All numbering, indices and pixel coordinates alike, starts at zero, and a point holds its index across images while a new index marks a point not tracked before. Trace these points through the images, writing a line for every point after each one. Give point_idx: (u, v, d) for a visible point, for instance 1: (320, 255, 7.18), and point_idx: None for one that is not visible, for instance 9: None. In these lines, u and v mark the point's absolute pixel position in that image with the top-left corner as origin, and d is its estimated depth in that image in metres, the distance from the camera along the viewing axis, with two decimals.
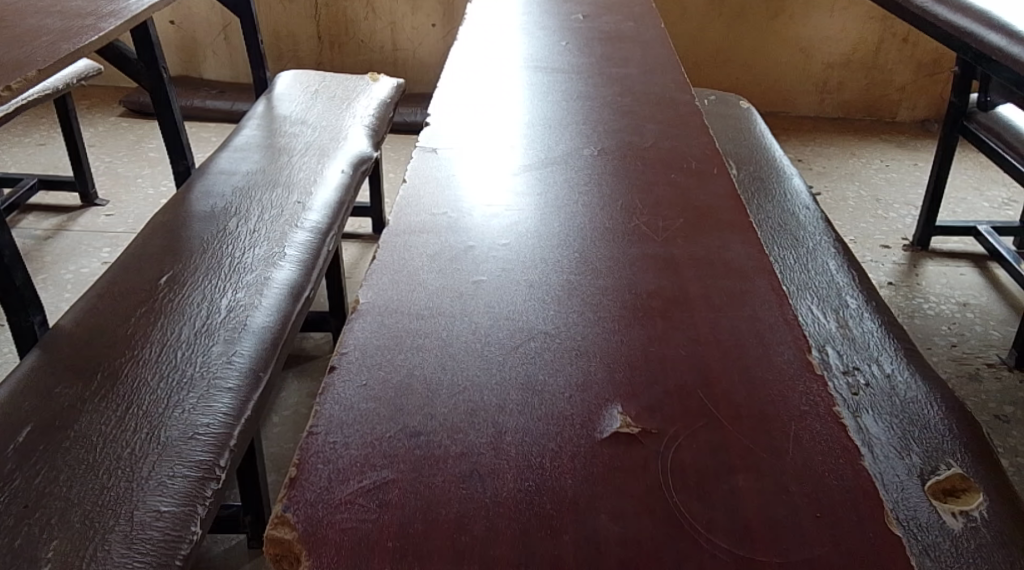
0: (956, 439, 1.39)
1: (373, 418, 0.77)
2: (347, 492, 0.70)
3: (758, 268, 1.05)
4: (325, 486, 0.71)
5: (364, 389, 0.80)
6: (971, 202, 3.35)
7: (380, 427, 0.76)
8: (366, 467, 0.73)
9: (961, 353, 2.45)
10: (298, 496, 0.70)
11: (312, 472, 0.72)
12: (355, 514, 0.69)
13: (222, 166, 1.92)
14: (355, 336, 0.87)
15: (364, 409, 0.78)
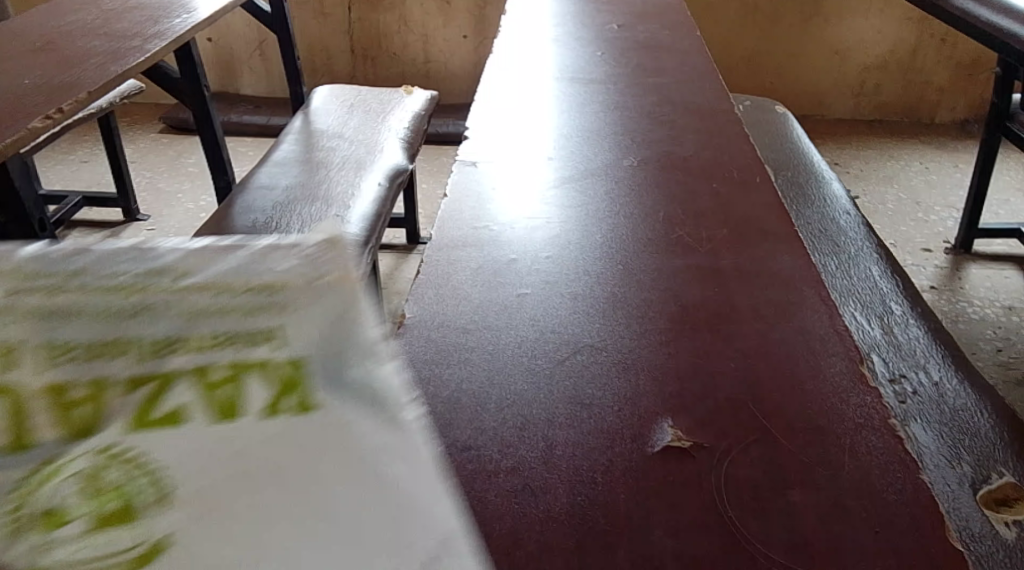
0: (1007, 447, 1.37)
1: None
2: None
3: (805, 277, 1.04)
4: None
5: None
6: (1015, 203, 3.29)
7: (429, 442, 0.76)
8: None
9: (1007, 358, 2.40)
10: None
11: None
12: None
13: (262, 181, 1.94)
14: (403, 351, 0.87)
15: None
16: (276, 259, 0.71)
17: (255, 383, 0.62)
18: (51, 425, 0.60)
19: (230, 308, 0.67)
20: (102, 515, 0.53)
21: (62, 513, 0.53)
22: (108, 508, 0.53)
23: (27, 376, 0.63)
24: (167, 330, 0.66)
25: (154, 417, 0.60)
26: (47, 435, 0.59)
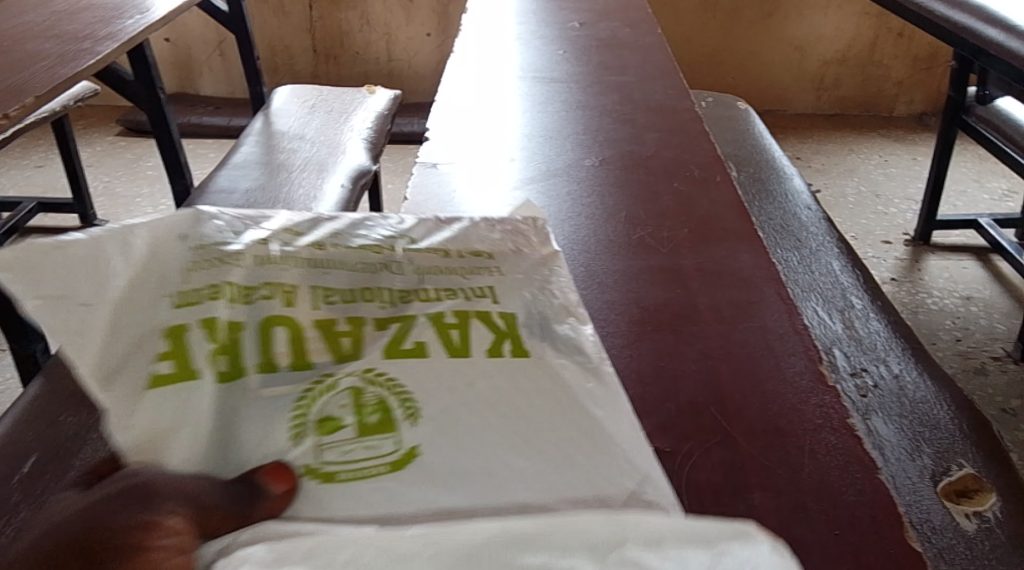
0: (967, 439, 1.39)
1: None
2: None
3: (765, 276, 1.04)
4: None
5: None
6: (971, 194, 3.35)
7: None
8: None
9: (965, 347, 2.44)
10: None
11: None
12: None
13: (221, 184, 1.92)
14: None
15: None
16: (473, 248, 0.72)
17: (480, 327, 0.62)
18: (325, 350, 0.57)
19: (451, 272, 0.69)
20: (375, 425, 0.54)
21: (343, 421, 0.53)
22: (378, 418, 0.54)
23: (302, 305, 0.59)
24: (404, 285, 0.66)
25: (403, 348, 0.58)
26: (322, 358, 0.57)
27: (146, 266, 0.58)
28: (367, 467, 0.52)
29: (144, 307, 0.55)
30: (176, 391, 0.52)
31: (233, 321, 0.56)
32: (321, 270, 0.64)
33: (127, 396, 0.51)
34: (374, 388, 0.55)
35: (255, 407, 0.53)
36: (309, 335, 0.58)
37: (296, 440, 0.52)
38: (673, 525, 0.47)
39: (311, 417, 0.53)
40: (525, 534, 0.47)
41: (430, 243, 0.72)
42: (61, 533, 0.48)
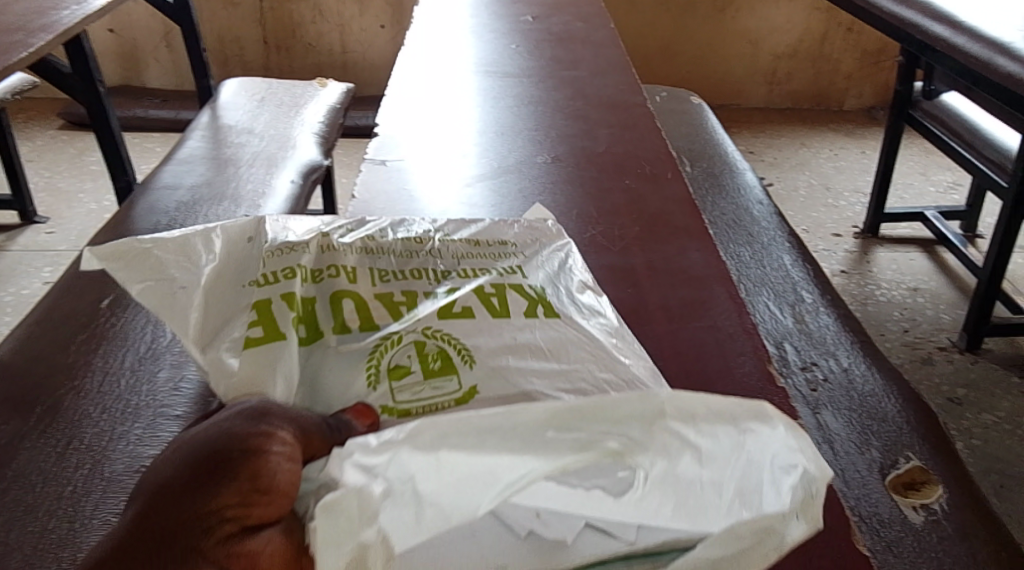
0: (914, 432, 1.40)
1: None
2: None
3: (716, 275, 1.04)
4: None
5: None
6: (918, 187, 3.41)
7: None
8: None
9: (913, 337, 2.49)
10: None
11: None
12: None
13: (166, 180, 1.86)
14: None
15: None
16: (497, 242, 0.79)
17: (516, 296, 0.70)
18: (383, 314, 0.67)
19: (480, 256, 0.76)
20: (437, 366, 0.62)
21: (410, 367, 0.61)
22: (440, 363, 0.62)
23: (357, 284, 0.69)
24: (445, 266, 0.74)
25: (450, 308, 0.66)
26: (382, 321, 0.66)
27: (229, 261, 0.69)
28: (433, 397, 0.60)
29: (231, 296, 0.66)
30: (266, 350, 0.61)
31: (306, 296, 0.67)
32: (375, 257, 0.73)
33: (229, 360, 0.61)
34: (424, 334, 0.64)
35: (335, 359, 0.63)
36: (371, 303, 0.67)
37: (372, 381, 0.61)
38: (711, 406, 0.53)
39: (382, 361, 0.62)
40: (588, 407, 0.51)
41: (462, 235, 0.80)
42: (177, 461, 0.53)
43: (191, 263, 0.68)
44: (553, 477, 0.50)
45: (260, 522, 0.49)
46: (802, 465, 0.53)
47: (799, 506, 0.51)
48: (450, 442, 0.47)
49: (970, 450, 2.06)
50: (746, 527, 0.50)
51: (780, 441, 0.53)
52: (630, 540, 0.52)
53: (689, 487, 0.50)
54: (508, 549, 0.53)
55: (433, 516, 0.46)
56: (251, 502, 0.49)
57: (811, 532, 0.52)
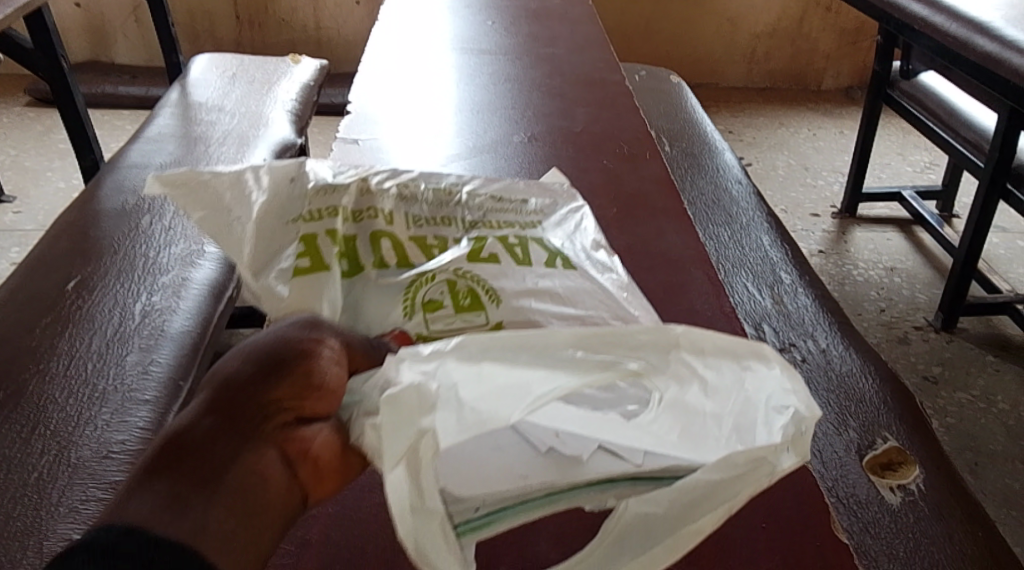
0: (891, 412, 1.39)
1: None
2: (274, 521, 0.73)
3: (695, 257, 1.02)
4: None
5: None
6: (895, 167, 3.42)
7: None
8: None
9: (889, 317, 2.49)
10: None
11: None
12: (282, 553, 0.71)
13: (134, 158, 1.82)
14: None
15: None
16: (527, 192, 0.81)
17: (537, 247, 0.72)
18: (419, 256, 0.71)
19: (507, 209, 0.78)
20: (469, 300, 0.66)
21: (442, 302, 0.66)
22: (470, 301, 0.66)
23: (395, 227, 0.73)
24: (473, 216, 0.76)
25: (481, 254, 0.70)
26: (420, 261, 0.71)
27: (275, 200, 0.71)
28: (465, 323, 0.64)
29: (278, 233, 0.69)
30: (313, 278, 0.66)
31: (348, 234, 0.70)
32: (410, 201, 0.76)
33: (276, 286, 0.66)
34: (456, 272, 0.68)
35: (374, 290, 0.68)
36: (407, 244, 0.72)
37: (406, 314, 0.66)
38: (721, 340, 0.56)
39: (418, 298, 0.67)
40: (607, 332, 0.53)
41: (489, 187, 0.80)
42: (240, 358, 0.55)
43: (239, 194, 0.71)
44: (571, 400, 0.55)
45: (315, 413, 0.55)
46: (796, 406, 0.55)
47: (789, 442, 0.53)
48: (490, 354, 0.50)
49: (945, 429, 2.07)
50: (742, 454, 0.52)
51: (775, 380, 0.56)
52: (638, 463, 0.55)
53: (696, 412, 0.54)
54: (528, 462, 0.56)
55: (474, 421, 0.47)
56: (306, 395, 0.54)
57: (798, 465, 0.54)
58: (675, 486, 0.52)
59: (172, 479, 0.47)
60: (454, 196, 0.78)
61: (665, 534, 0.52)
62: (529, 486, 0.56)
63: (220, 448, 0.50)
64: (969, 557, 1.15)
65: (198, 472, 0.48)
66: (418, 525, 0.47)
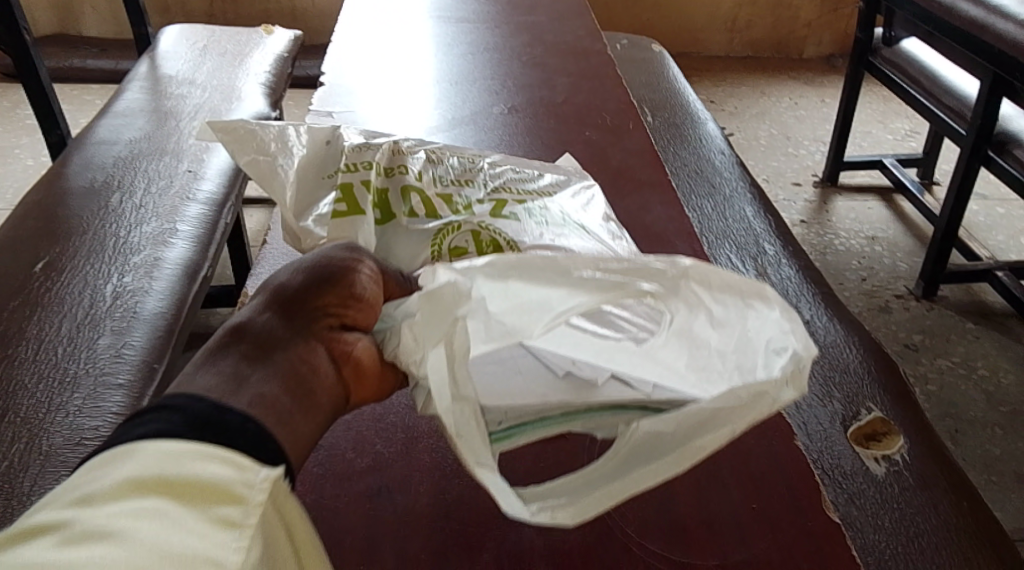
0: (874, 382, 1.38)
1: None
2: None
3: (679, 231, 1.01)
4: None
5: None
6: (876, 135, 3.40)
7: None
8: None
9: (870, 286, 2.49)
10: None
11: None
12: None
13: (102, 134, 1.77)
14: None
15: None
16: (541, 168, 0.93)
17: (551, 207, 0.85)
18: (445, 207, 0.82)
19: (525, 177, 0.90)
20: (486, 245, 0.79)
21: (467, 249, 0.79)
22: (493, 250, 0.79)
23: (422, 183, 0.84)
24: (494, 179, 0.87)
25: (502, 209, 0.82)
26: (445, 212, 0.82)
27: (310, 157, 0.84)
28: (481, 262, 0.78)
29: (314, 188, 0.82)
30: (350, 220, 0.78)
31: (380, 186, 0.82)
32: (437, 163, 0.87)
33: (317, 228, 0.78)
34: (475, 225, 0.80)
35: (406, 235, 0.80)
36: (434, 198, 0.83)
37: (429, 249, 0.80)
38: (729, 279, 0.65)
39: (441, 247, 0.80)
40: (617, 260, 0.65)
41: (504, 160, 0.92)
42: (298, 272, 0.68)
43: (283, 145, 0.83)
44: (579, 327, 0.69)
45: (355, 323, 0.67)
46: (795, 347, 0.63)
47: (788, 378, 0.62)
48: (515, 272, 0.63)
49: (926, 397, 2.07)
50: (746, 389, 0.61)
51: (776, 323, 0.64)
52: (647, 392, 0.68)
53: (701, 342, 0.65)
54: (550, 384, 0.71)
55: (498, 330, 0.61)
56: (348, 306, 0.67)
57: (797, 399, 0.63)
58: (682, 411, 0.61)
59: (240, 354, 0.59)
60: (478, 165, 0.89)
61: (670, 449, 0.61)
62: (548, 403, 0.70)
63: (279, 340, 0.62)
64: (953, 527, 1.14)
65: (261, 352, 0.60)
66: (456, 411, 0.59)
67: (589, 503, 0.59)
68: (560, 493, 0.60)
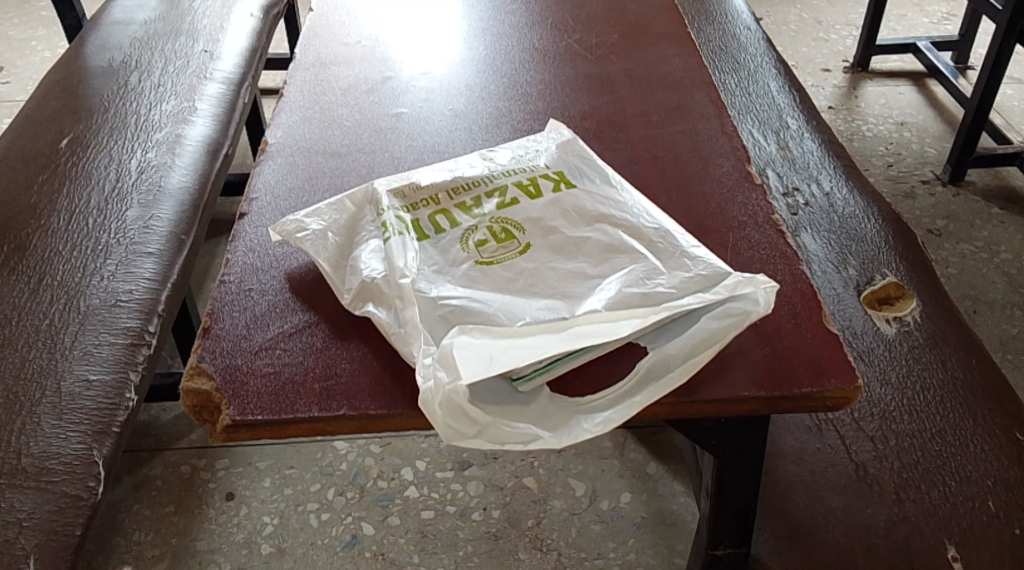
0: (892, 249, 1.35)
1: (301, 193, 0.81)
2: (281, 273, 0.72)
3: (696, 80, 1.00)
4: (261, 268, 0.72)
5: (290, 175, 0.83)
6: (911, 18, 3.29)
7: (306, 199, 0.80)
8: (295, 250, 0.74)
9: (896, 172, 2.45)
10: (217, 329, 0.67)
11: (245, 251, 0.74)
12: (282, 326, 0.67)
13: (116, 15, 1.77)
14: (214, 345, 0.65)
15: (293, 187, 0.82)
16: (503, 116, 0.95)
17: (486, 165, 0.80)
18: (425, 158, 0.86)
19: (477, 139, 0.89)
20: (506, 201, 0.71)
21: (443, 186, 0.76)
22: None
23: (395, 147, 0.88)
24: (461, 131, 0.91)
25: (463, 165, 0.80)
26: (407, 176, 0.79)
27: (286, 178, 0.83)
28: (504, 255, 0.67)
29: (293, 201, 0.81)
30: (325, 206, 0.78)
31: (353, 182, 0.82)
32: (410, 138, 0.89)
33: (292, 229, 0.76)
34: (512, 176, 0.74)
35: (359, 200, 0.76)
36: (404, 161, 0.86)
37: (412, 209, 0.71)
38: (658, 237, 0.68)
39: (432, 207, 0.71)
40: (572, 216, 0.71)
41: (492, 92, 0.98)
42: None
43: (256, 191, 0.81)
44: (541, 267, 0.66)
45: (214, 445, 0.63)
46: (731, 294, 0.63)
47: (726, 300, 0.63)
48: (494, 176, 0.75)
49: (949, 281, 2.07)
50: (723, 308, 0.62)
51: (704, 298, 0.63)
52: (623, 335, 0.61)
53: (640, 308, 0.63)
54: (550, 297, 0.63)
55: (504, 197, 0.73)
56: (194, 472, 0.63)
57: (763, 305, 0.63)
58: (686, 335, 0.61)
59: None
60: (473, 106, 0.95)
61: (679, 364, 0.60)
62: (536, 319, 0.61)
63: None
64: (963, 382, 1.10)
65: None
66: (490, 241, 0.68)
67: (625, 409, 0.59)
68: (599, 408, 0.59)
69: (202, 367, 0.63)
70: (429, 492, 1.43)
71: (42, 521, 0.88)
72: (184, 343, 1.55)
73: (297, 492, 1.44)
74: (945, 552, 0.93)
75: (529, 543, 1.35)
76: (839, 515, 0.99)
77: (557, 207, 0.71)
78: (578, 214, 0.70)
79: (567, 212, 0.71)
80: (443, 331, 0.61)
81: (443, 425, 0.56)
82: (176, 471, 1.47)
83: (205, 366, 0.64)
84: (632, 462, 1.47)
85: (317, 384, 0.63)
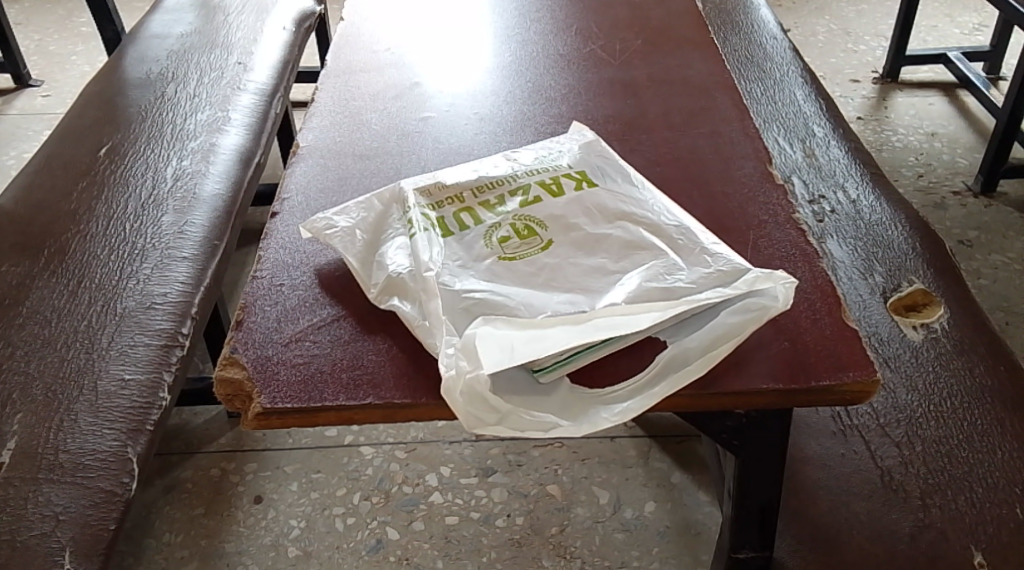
0: (920, 256, 1.34)
1: (330, 193, 0.83)
2: (310, 270, 0.74)
3: (719, 85, 1.01)
4: (291, 265, 0.75)
5: (319, 176, 0.86)
6: (942, 29, 3.27)
7: (335, 198, 0.82)
8: (323, 248, 0.76)
9: (927, 182, 2.43)
10: (249, 322, 0.69)
11: (274, 250, 0.76)
12: (311, 320, 0.69)
13: (154, 29, 1.82)
14: (246, 337, 0.67)
15: (323, 187, 0.84)
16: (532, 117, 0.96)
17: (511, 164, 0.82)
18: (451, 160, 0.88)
19: (501, 142, 0.91)
20: (529, 200, 0.73)
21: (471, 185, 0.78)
22: None
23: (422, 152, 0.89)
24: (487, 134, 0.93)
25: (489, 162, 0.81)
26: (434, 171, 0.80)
27: (315, 180, 0.85)
28: (526, 251, 0.68)
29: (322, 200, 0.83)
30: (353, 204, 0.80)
31: (382, 183, 0.84)
32: (437, 141, 0.91)
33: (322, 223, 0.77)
34: (535, 175, 0.76)
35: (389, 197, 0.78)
36: (430, 163, 0.88)
37: (437, 207, 0.73)
38: (678, 236, 0.69)
39: (457, 205, 0.73)
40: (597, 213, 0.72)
41: (519, 97, 1.00)
42: None
43: (286, 192, 0.84)
44: (564, 264, 0.67)
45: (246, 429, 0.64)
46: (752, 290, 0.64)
47: (745, 294, 0.64)
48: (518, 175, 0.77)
49: (980, 292, 2.05)
50: (745, 303, 0.64)
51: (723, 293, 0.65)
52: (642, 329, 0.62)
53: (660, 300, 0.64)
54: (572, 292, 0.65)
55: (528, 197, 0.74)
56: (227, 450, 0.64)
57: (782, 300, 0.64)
58: (706, 329, 0.63)
59: None
60: (498, 111, 0.97)
61: (698, 357, 0.62)
62: (558, 313, 0.63)
63: None
64: (990, 390, 1.09)
65: None
66: (513, 238, 0.69)
67: (644, 400, 0.60)
68: (619, 399, 0.60)
69: (235, 357, 0.65)
70: (453, 498, 1.44)
71: (78, 514, 0.90)
72: (214, 347, 1.57)
73: (324, 495, 1.46)
74: (971, 558, 0.93)
75: (553, 551, 1.36)
76: (863, 520, 0.98)
77: (579, 205, 0.73)
78: (600, 212, 0.72)
79: (589, 210, 0.72)
80: (466, 322, 0.62)
81: (464, 412, 0.58)
82: (205, 474, 1.50)
83: (238, 356, 0.66)
84: (656, 471, 1.47)
85: (344, 374, 0.64)
